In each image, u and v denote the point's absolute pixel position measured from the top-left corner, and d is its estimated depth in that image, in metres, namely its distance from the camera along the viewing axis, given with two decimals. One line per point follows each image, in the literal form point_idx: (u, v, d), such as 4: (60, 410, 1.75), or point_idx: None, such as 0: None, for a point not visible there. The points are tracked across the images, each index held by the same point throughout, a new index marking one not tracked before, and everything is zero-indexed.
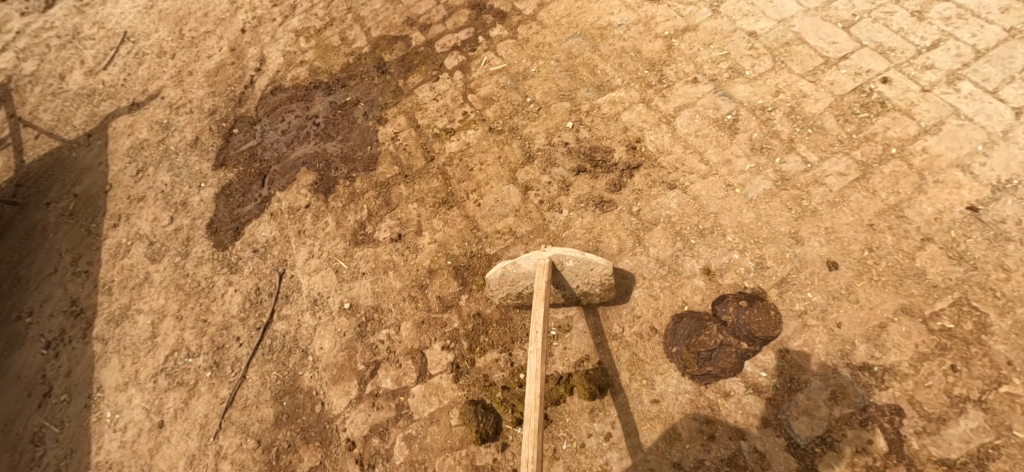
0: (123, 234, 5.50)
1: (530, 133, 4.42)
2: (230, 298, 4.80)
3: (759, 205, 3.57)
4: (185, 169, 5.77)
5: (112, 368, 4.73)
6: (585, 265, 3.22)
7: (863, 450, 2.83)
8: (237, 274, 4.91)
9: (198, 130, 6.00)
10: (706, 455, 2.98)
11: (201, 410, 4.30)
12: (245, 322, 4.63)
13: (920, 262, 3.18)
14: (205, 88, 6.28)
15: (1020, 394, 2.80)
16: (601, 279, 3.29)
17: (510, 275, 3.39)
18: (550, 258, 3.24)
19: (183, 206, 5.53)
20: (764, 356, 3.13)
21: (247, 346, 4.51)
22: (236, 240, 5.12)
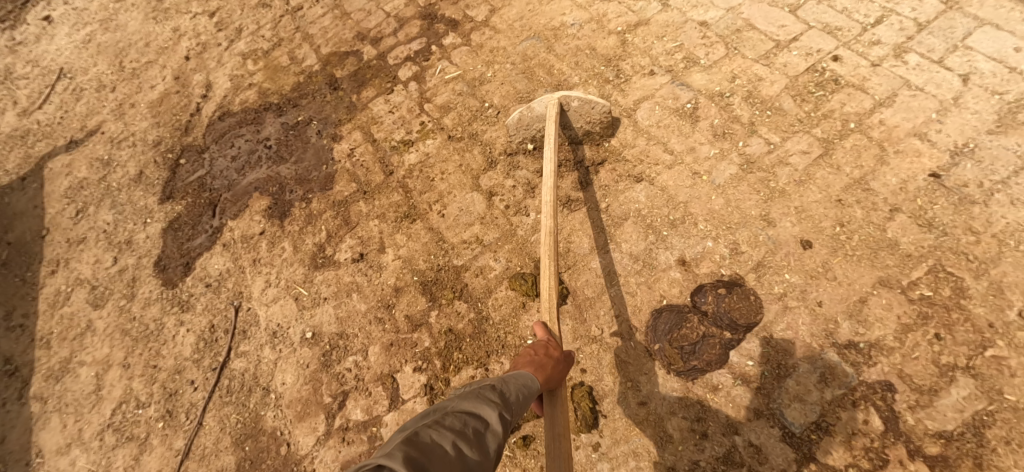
0: (62, 281, 5.24)
1: (490, 138, 4.30)
2: (182, 339, 4.56)
3: (727, 190, 3.51)
4: (128, 205, 5.48)
5: (53, 429, 4.53)
6: (588, 104, 3.65)
7: (860, 433, 2.72)
8: (189, 312, 4.66)
9: (141, 163, 5.70)
10: (700, 456, 2.87)
11: (154, 465, 4.08)
12: (198, 363, 4.39)
13: (892, 233, 3.14)
14: (149, 119, 6.00)
15: (1006, 356, 2.74)
16: (600, 117, 3.75)
17: (526, 120, 3.88)
18: (558, 99, 3.66)
19: (127, 245, 5.26)
20: (749, 344, 3.02)
21: (203, 389, 4.26)
22: (186, 275, 4.86)
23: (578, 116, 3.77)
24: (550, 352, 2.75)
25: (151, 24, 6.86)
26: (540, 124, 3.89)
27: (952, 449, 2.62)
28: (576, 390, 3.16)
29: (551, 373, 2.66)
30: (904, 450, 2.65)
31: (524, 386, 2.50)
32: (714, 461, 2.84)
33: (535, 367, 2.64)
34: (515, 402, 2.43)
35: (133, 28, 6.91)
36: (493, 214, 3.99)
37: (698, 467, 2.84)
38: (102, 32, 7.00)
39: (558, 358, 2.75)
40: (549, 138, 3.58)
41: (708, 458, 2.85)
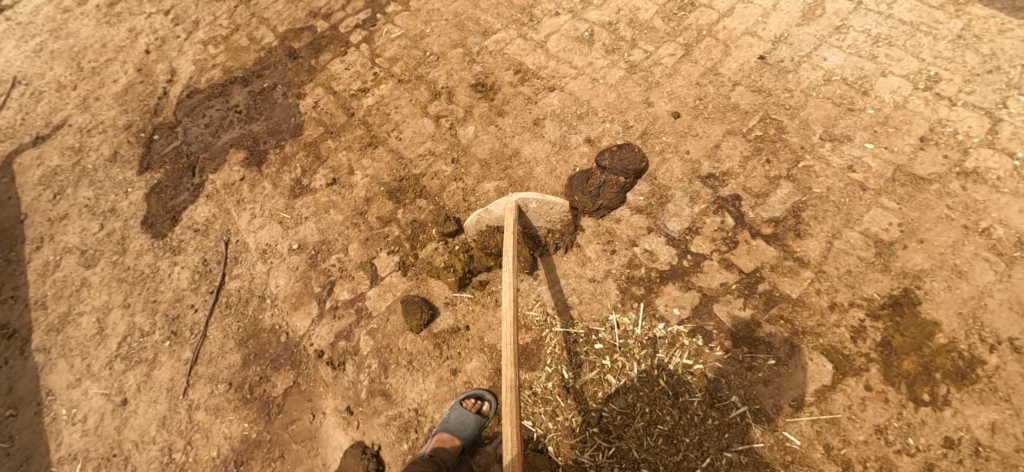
0: (50, 252, 5.22)
1: (434, 77, 5.20)
2: (177, 275, 4.88)
3: (618, 87, 4.57)
4: (107, 182, 5.58)
5: (60, 371, 4.59)
6: (546, 206, 3.64)
7: (719, 230, 3.76)
8: (181, 254, 4.99)
9: (115, 145, 5.83)
10: (611, 266, 3.78)
11: (166, 376, 4.41)
12: (195, 290, 4.77)
13: (735, 99, 4.28)
14: (116, 107, 6.13)
15: (812, 165, 3.91)
16: (560, 216, 3.74)
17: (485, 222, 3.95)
18: (517, 202, 3.66)
19: (112, 212, 5.36)
20: (640, 186, 4.06)
21: (203, 309, 4.67)
22: (175, 226, 5.16)
23: (538, 215, 3.77)
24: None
25: (105, 28, 6.95)
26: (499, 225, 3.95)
27: (780, 228, 3.70)
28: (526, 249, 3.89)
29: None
30: (748, 233, 3.72)
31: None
32: (621, 268, 3.76)
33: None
34: None
35: (87, 33, 6.93)
36: (441, 131, 4.88)
37: (611, 274, 3.76)
38: (53, 40, 6.93)
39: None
40: (508, 245, 3.56)
41: (617, 267, 3.77)
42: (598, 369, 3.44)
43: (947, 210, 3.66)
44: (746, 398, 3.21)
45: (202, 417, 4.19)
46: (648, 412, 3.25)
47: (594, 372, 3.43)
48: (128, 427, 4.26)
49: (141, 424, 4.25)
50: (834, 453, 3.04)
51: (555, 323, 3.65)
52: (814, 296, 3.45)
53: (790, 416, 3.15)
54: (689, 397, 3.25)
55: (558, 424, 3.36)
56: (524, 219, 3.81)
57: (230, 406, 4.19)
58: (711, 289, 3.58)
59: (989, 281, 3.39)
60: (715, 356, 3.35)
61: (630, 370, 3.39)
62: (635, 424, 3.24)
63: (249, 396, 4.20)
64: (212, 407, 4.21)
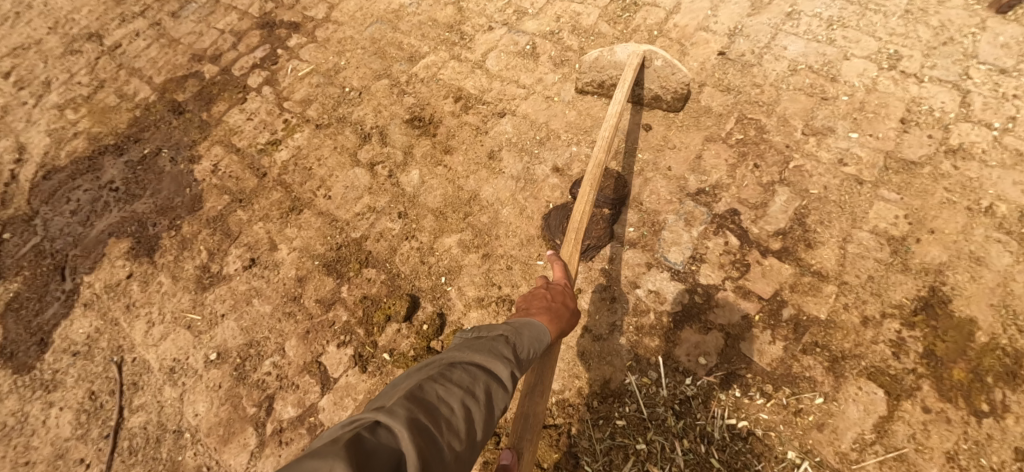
0: None
1: (359, 117, 4.43)
2: (56, 420, 3.77)
3: (577, 104, 4.07)
4: None
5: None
6: (671, 67, 3.64)
7: (726, 252, 3.33)
8: (59, 390, 3.88)
9: None
10: (615, 317, 3.24)
11: None
12: (85, 437, 3.67)
13: (705, 102, 3.90)
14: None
15: (803, 165, 3.54)
16: (677, 86, 3.72)
17: (602, 62, 3.82)
18: (644, 52, 3.65)
19: None
20: (626, 215, 3.56)
21: (98, 462, 3.57)
22: (45, 353, 4.05)
23: (655, 76, 3.75)
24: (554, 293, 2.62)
25: None
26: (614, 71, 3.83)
27: (789, 240, 3.31)
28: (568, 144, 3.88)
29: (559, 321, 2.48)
30: (757, 252, 3.30)
31: (539, 338, 2.26)
32: (627, 317, 3.23)
33: (550, 316, 2.43)
34: (525, 360, 2.18)
35: None
36: (378, 182, 4.07)
37: (616, 328, 3.21)
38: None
39: (561, 292, 2.63)
40: (626, 81, 3.53)
41: (621, 317, 3.24)
42: (635, 459, 2.89)
43: (947, 193, 3.35)
44: (803, 451, 2.80)
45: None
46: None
47: (631, 463, 2.88)
48: None
49: None
50: None
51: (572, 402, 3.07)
52: (843, 313, 3.08)
53: (855, 463, 2.76)
54: None
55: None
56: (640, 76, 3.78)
57: None
58: (732, 325, 3.12)
59: (1008, 264, 3.11)
60: (758, 407, 2.91)
61: (674, 453, 2.87)
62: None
63: None
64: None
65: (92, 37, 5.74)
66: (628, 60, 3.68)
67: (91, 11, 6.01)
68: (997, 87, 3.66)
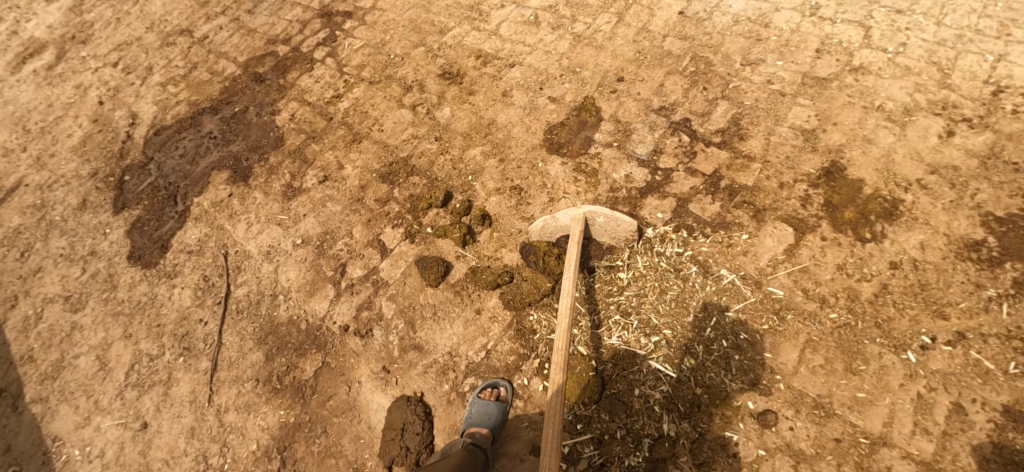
0: (31, 306, 5.52)
1: (402, 75, 5.72)
2: (179, 296, 5.33)
3: (570, 54, 5.27)
4: (81, 228, 5.93)
5: (65, 415, 4.92)
6: (614, 221, 3.88)
7: (681, 146, 4.44)
8: (179, 276, 5.44)
9: (83, 194, 6.15)
10: (599, 194, 4.42)
11: (186, 388, 4.85)
12: (201, 305, 5.23)
13: (667, 47, 5.05)
14: (76, 160, 6.40)
15: (741, 84, 4.63)
16: (626, 234, 3.95)
17: (550, 228, 4.19)
18: (585, 213, 3.93)
19: (93, 254, 5.74)
20: (607, 126, 4.71)
21: (213, 321, 5.13)
22: (166, 253, 5.60)
23: (604, 230, 4.01)
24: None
25: (47, 89, 7.09)
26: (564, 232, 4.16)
27: (726, 135, 4.39)
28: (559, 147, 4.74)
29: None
30: (703, 144, 4.40)
31: None
32: (608, 193, 4.40)
33: None
34: None
35: (26, 98, 7.05)
36: (419, 117, 5.40)
37: (598, 200, 4.39)
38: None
39: None
40: (573, 251, 3.84)
41: (603, 193, 4.42)
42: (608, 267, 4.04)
43: (848, 97, 4.40)
44: (732, 269, 3.85)
45: (234, 417, 4.63)
46: (658, 288, 3.83)
47: (605, 268, 4.03)
48: (153, 447, 4.65)
49: (169, 441, 4.64)
50: (811, 294, 3.69)
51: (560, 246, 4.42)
52: (766, 181, 4.13)
53: (770, 274, 3.80)
54: (688, 271, 3.88)
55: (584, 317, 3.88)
56: (589, 231, 4.06)
57: (261, 398, 4.66)
58: (683, 193, 4.23)
59: (892, 142, 4.13)
60: (700, 243, 4.00)
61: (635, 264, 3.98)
62: (650, 300, 3.79)
63: (280, 386, 4.67)
64: (242, 406, 4.66)
65: (185, 32, 7.17)
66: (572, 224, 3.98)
67: (181, 13, 7.46)
68: (894, 23, 4.70)
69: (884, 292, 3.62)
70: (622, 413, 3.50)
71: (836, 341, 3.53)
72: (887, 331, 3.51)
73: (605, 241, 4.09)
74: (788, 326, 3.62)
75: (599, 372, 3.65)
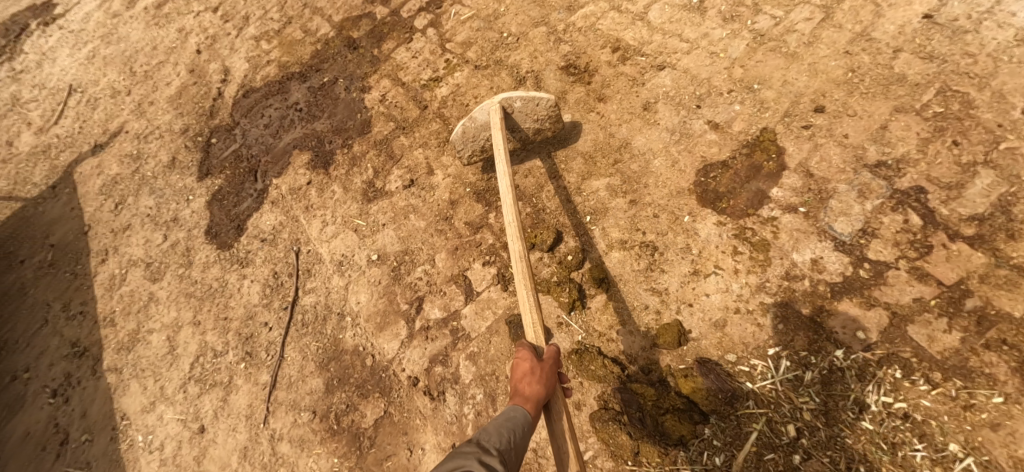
0: (115, 266, 5.14)
1: (515, 61, 4.58)
2: (248, 289, 4.68)
3: (745, 61, 3.86)
4: (168, 189, 5.43)
5: (133, 393, 4.54)
6: (532, 102, 3.60)
7: (902, 231, 3.03)
8: (250, 266, 4.77)
9: (173, 150, 5.66)
10: (767, 277, 3.15)
11: (244, 401, 4.26)
12: (268, 306, 4.55)
13: (899, 69, 3.52)
14: (171, 111, 5.92)
15: (1018, 147, 3.10)
16: (547, 111, 3.70)
17: (468, 132, 3.81)
18: (500, 102, 3.62)
19: (175, 222, 5.22)
20: (790, 179, 3.36)
21: (278, 327, 4.45)
22: (241, 236, 4.93)
23: (525, 115, 3.74)
24: (521, 370, 2.90)
25: (153, 30, 6.63)
26: (484, 133, 3.83)
27: (985, 227, 2.94)
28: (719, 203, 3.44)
29: (533, 395, 2.81)
30: (944, 235, 2.97)
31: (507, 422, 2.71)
32: (782, 281, 3.12)
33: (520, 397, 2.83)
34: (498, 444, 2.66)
35: (136, 36, 6.65)
36: None
37: (765, 287, 3.13)
38: (104, 46, 6.70)
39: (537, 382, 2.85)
40: (500, 149, 3.57)
41: (774, 278, 3.14)
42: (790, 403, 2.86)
43: None
44: (970, 446, 2.59)
45: (287, 449, 4.01)
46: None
47: (785, 410, 2.85)
48: (207, 457, 4.15)
49: (222, 455, 4.12)
50: None
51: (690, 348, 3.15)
52: None
53: None
54: (910, 450, 2.64)
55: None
56: (511, 120, 3.78)
57: (316, 436, 4.00)
58: (901, 306, 2.88)
59: None
60: (920, 392, 2.72)
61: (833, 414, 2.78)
62: None
63: (337, 426, 3.99)
64: (296, 439, 4.03)
65: None
66: (490, 118, 3.67)
67: None
68: None
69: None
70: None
71: None
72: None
73: (530, 127, 3.83)
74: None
75: None
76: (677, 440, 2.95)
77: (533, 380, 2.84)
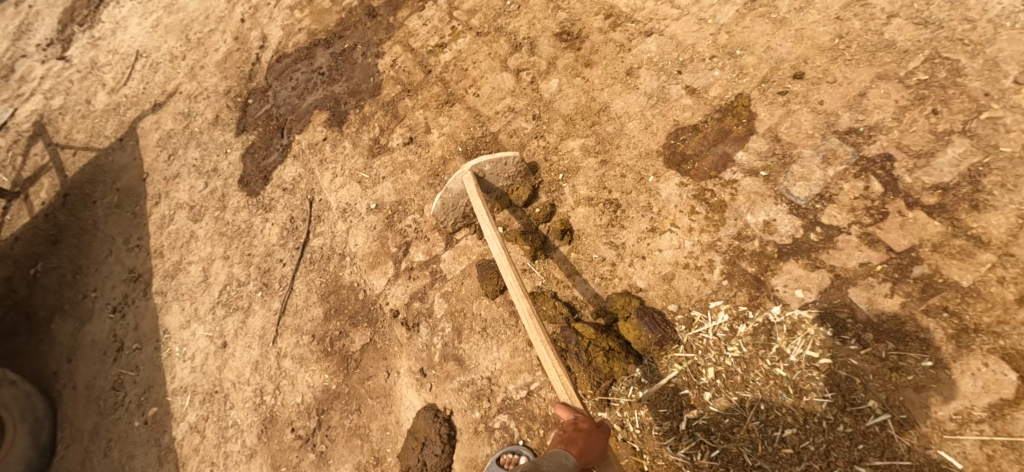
0: (166, 208, 5.64)
1: (515, 28, 4.70)
2: (268, 231, 5.08)
3: (732, 28, 3.75)
4: (211, 143, 5.83)
5: (174, 312, 5.08)
6: (500, 162, 3.57)
7: (861, 197, 2.96)
8: (272, 211, 5.15)
9: (216, 109, 6.02)
10: (719, 235, 3.17)
11: (258, 324, 4.69)
12: (284, 246, 4.93)
13: (889, 35, 3.30)
14: (217, 75, 6.22)
15: (1002, 117, 2.89)
16: (516, 168, 3.67)
17: (448, 201, 3.79)
18: (470, 169, 3.57)
19: (214, 172, 5.64)
20: (757, 143, 3.32)
21: (290, 263, 4.83)
22: (266, 185, 5.32)
23: (496, 175, 3.71)
24: (579, 426, 2.74)
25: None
26: (461, 200, 3.80)
27: (949, 197, 2.82)
28: (686, 163, 3.45)
29: (587, 447, 2.62)
30: (903, 202, 2.88)
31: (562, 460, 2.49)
32: (732, 240, 3.13)
33: (570, 443, 2.64)
34: None
35: (194, 7, 6.75)
36: (522, 86, 4.40)
37: (716, 245, 3.15)
38: (167, 16, 6.81)
39: (588, 430, 2.72)
40: (481, 214, 3.48)
41: (726, 237, 3.15)
42: (719, 352, 2.89)
43: None
44: (890, 406, 2.56)
45: (288, 364, 4.41)
46: (764, 409, 2.73)
47: (710, 355, 2.90)
48: (227, 368, 4.65)
49: (238, 366, 4.61)
50: None
51: (636, 299, 3.20)
52: (993, 285, 2.61)
53: (951, 434, 2.47)
54: (817, 398, 2.66)
55: (654, 403, 2.93)
56: (483, 182, 3.74)
57: (313, 357, 4.36)
58: (846, 270, 2.85)
59: None
60: (849, 351, 2.70)
61: (757, 365, 2.80)
62: (748, 424, 2.73)
63: (331, 349, 4.33)
64: (297, 357, 4.41)
65: None
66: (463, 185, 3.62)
67: None
68: None
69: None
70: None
71: None
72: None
73: (503, 186, 3.80)
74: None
75: None
76: (608, 375, 3.05)
77: (587, 430, 2.69)
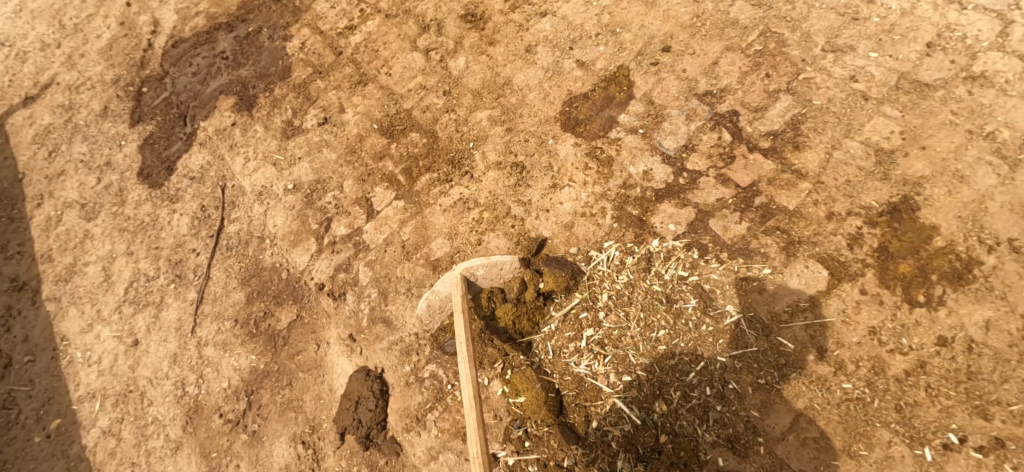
0: (51, 209, 5.29)
1: (422, 10, 5.07)
2: (177, 222, 5.03)
3: (613, 9, 4.35)
4: (100, 136, 5.59)
5: (72, 317, 4.78)
6: (493, 268, 3.51)
7: (716, 146, 3.70)
8: (179, 202, 5.11)
9: (104, 100, 5.79)
10: (608, 187, 3.79)
11: (174, 316, 4.61)
12: (196, 235, 4.93)
13: (734, 14, 4.04)
14: (102, 64, 5.99)
15: (814, 77, 3.69)
16: (511, 273, 3.59)
17: (435, 303, 3.78)
18: (461, 272, 3.53)
19: (108, 166, 5.42)
20: (636, 106, 3.96)
21: (204, 252, 4.85)
22: (171, 176, 5.26)
23: (490, 279, 3.64)
24: None
25: None
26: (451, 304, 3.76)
27: (778, 141, 3.60)
28: (580, 126, 4.04)
29: None
30: (745, 148, 3.65)
31: None
32: (618, 189, 3.77)
33: None
34: None
35: None
36: (432, 65, 4.78)
37: (606, 195, 3.78)
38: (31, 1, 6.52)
39: None
40: (459, 321, 3.43)
41: (614, 188, 3.78)
42: (610, 280, 3.52)
43: (951, 115, 3.40)
44: (741, 307, 3.30)
45: (211, 352, 4.41)
46: (643, 318, 3.37)
47: (603, 284, 3.53)
48: (141, 366, 4.48)
49: (153, 362, 4.47)
50: (828, 355, 3.12)
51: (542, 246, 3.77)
52: (811, 207, 3.41)
53: (784, 323, 3.23)
54: (683, 304, 3.35)
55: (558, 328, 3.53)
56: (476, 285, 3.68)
57: (237, 340, 4.40)
58: (706, 205, 3.58)
59: (991, 185, 3.19)
60: (710, 269, 3.42)
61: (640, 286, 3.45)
62: (631, 331, 3.36)
63: (256, 330, 4.40)
64: (220, 343, 4.42)
65: None
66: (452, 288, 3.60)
67: None
68: None
69: (919, 371, 2.99)
70: (571, 446, 3.24)
71: (840, 415, 3.00)
72: (907, 419, 2.92)
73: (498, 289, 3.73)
74: (788, 386, 3.10)
75: (559, 395, 3.36)
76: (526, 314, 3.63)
77: None
